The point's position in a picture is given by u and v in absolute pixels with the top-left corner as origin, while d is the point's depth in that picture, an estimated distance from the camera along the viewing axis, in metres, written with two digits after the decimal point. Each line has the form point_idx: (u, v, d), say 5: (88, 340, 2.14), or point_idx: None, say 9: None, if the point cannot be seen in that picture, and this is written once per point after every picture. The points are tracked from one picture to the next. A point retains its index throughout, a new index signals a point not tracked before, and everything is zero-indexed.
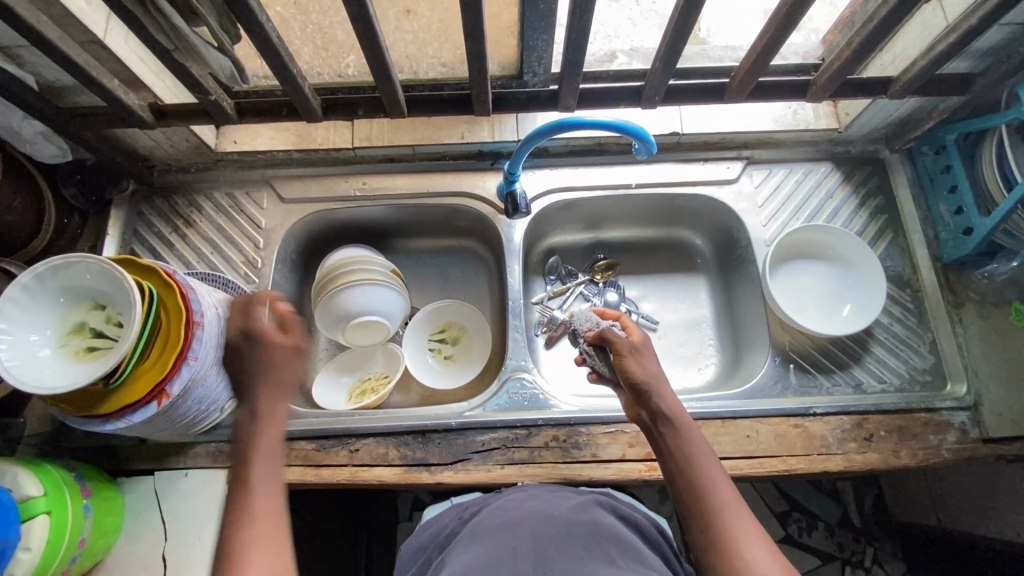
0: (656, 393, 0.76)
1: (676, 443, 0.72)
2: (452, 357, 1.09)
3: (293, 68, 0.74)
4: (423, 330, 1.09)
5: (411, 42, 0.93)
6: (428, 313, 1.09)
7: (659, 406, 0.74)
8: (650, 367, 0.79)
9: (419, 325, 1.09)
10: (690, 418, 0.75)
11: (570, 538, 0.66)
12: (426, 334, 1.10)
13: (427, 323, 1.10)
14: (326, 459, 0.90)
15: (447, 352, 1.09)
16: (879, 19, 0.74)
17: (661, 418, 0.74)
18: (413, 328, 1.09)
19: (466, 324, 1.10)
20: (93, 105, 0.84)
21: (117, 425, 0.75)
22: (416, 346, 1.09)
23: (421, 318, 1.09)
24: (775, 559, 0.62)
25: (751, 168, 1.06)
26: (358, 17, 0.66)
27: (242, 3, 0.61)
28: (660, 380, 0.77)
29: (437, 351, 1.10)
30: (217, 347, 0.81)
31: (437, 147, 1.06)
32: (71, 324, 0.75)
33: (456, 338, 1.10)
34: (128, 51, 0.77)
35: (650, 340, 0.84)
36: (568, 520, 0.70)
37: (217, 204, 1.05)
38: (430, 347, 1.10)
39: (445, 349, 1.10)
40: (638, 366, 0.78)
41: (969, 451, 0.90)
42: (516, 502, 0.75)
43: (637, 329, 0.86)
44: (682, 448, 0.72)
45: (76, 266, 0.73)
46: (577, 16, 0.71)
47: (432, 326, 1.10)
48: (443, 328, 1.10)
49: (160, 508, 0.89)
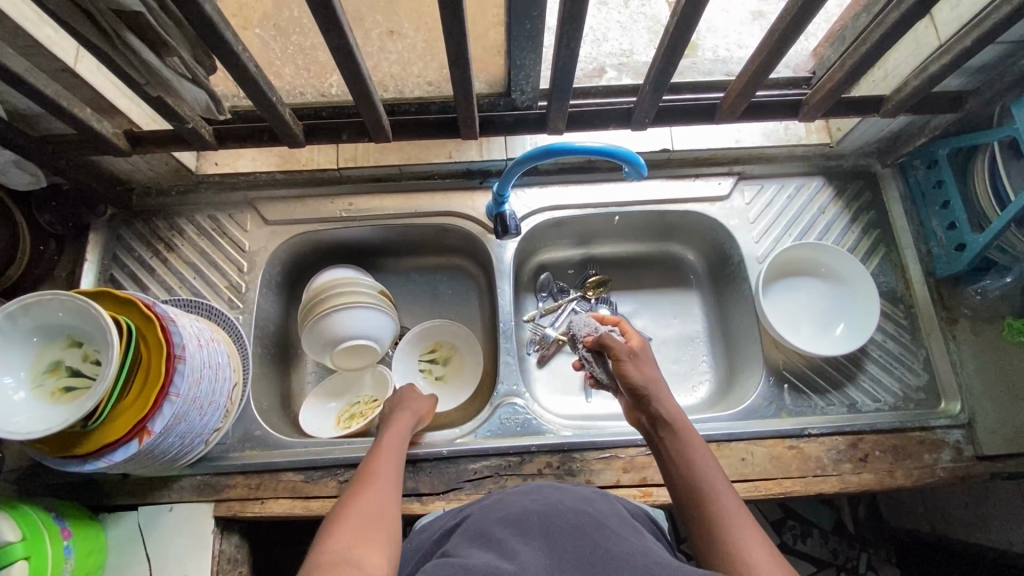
0: (655, 396, 0.77)
1: (677, 449, 0.73)
2: (444, 378, 1.07)
3: (274, 95, 0.72)
4: (413, 351, 1.08)
5: (396, 63, 0.88)
6: (418, 334, 1.07)
7: (657, 409, 0.76)
8: (648, 370, 0.80)
9: (407, 345, 1.07)
10: (689, 423, 0.76)
11: (576, 523, 0.65)
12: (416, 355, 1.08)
13: (417, 343, 1.08)
14: (315, 491, 0.88)
15: (438, 373, 1.07)
16: (872, 43, 0.73)
17: (661, 422, 0.75)
18: (403, 348, 1.07)
19: (456, 346, 1.08)
20: (63, 133, 0.81)
21: (97, 464, 0.73)
22: (405, 367, 1.07)
23: (410, 338, 1.07)
24: (778, 560, 0.60)
25: (742, 184, 1.05)
26: (338, 46, 0.64)
27: (214, 35, 0.58)
28: (659, 384, 0.79)
29: (428, 372, 1.08)
30: (200, 379, 0.79)
31: (425, 167, 1.04)
32: (47, 362, 0.73)
33: (447, 358, 1.08)
34: (101, 79, 0.75)
35: (648, 345, 0.86)
36: (572, 509, 0.68)
37: (199, 226, 1.03)
38: (420, 368, 1.08)
39: (435, 370, 1.08)
40: (637, 369, 0.80)
41: (964, 469, 0.89)
42: (520, 493, 0.72)
43: (636, 335, 0.87)
44: (682, 452, 0.72)
45: (49, 304, 0.71)
46: (565, 44, 0.70)
47: (421, 347, 1.08)
48: (433, 349, 1.08)
49: (144, 544, 0.86)
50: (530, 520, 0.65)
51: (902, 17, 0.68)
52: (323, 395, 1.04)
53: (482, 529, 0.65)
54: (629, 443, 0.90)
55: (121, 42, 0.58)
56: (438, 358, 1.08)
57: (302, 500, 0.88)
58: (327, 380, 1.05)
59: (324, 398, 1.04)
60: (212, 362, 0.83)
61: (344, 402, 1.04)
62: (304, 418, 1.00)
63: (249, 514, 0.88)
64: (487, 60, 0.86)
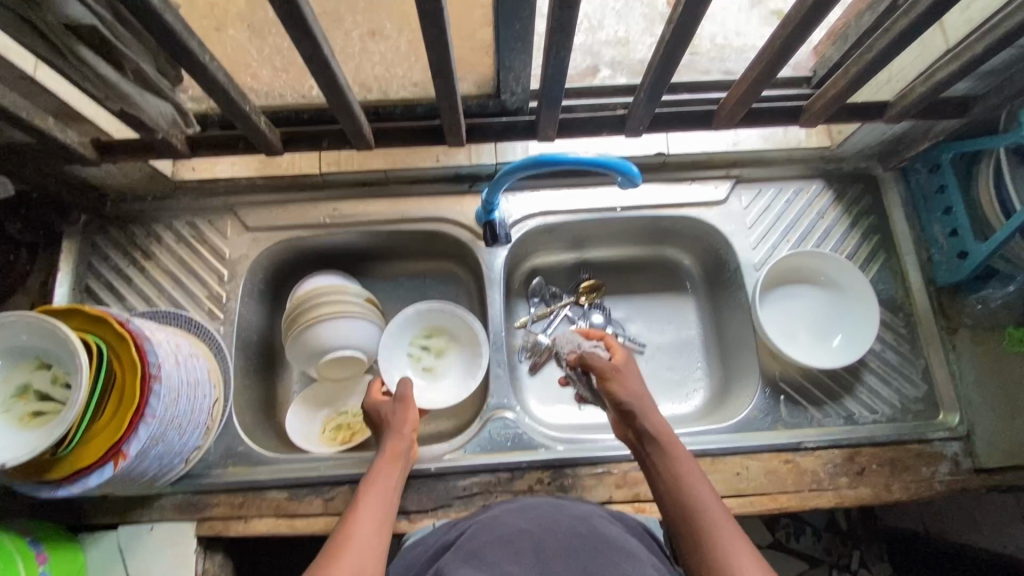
0: (641, 413, 0.75)
1: (662, 463, 0.71)
2: (425, 375, 0.99)
3: (246, 104, 0.68)
4: (432, 324, 1.01)
5: (378, 63, 0.83)
6: (457, 319, 0.99)
7: (642, 426, 0.74)
8: (637, 389, 0.78)
9: (430, 313, 1.00)
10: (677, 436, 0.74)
11: (569, 546, 0.63)
12: (430, 332, 1.01)
13: (452, 334, 1.01)
14: (300, 509, 0.86)
15: (424, 365, 1.00)
16: (878, 50, 0.70)
17: (648, 438, 0.73)
18: (434, 313, 1.00)
19: (460, 365, 1.00)
20: (24, 141, 0.77)
21: (71, 490, 0.70)
22: (399, 336, 0.99)
23: (445, 318, 1.00)
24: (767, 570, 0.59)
25: (740, 187, 1.02)
26: (312, 57, 0.60)
27: (178, 46, 0.55)
28: (645, 399, 0.77)
29: (416, 359, 1.00)
30: (176, 397, 0.76)
31: (411, 171, 1.00)
32: (15, 386, 0.70)
33: (441, 364, 1.00)
34: (65, 86, 0.71)
35: (632, 360, 0.84)
36: (566, 531, 0.65)
37: (178, 233, 0.99)
38: (417, 346, 1.00)
39: (425, 362, 1.00)
40: (625, 389, 0.77)
41: (961, 482, 0.88)
42: (515, 512, 0.70)
43: (619, 350, 0.86)
44: (669, 469, 0.70)
45: (13, 326, 0.68)
46: (554, 52, 0.66)
47: (443, 332, 1.01)
48: (446, 348, 1.01)
49: (125, 564, 0.84)
50: (521, 543, 0.63)
51: (911, 25, 0.65)
52: (310, 402, 1.00)
53: (473, 550, 0.63)
54: (621, 459, 0.88)
55: (76, 55, 0.55)
56: (438, 351, 1.01)
57: (287, 518, 0.86)
58: (315, 387, 1.01)
59: (311, 406, 1.00)
60: (191, 379, 0.80)
61: (333, 410, 1.01)
62: (289, 423, 0.97)
63: (233, 533, 0.86)
64: (475, 61, 0.83)
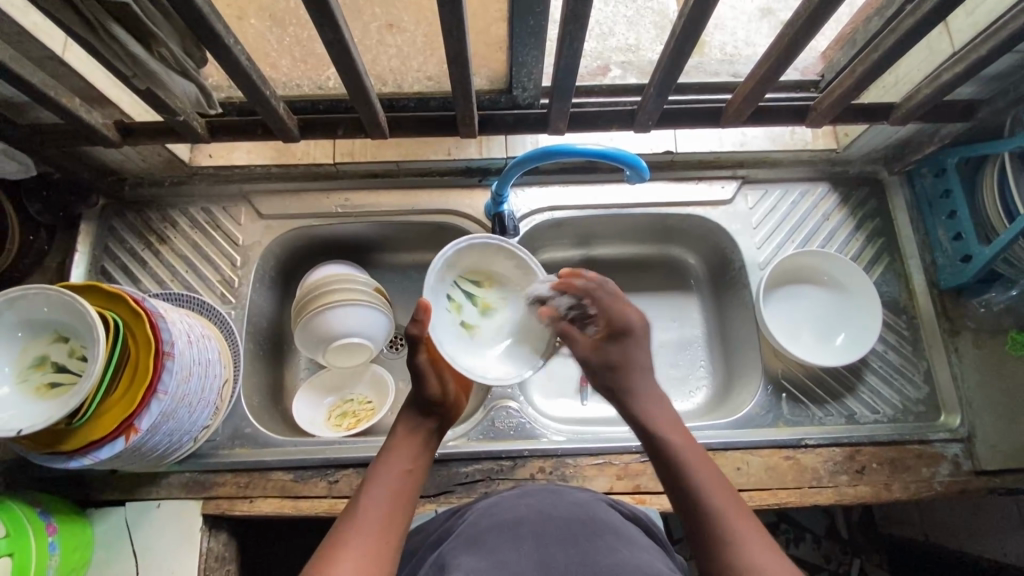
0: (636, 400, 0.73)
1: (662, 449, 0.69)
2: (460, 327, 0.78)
3: (267, 89, 0.70)
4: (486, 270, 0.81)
5: (395, 57, 0.84)
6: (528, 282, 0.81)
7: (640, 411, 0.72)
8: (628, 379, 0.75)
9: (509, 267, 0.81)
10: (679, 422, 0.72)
11: (568, 532, 0.63)
12: (481, 282, 0.81)
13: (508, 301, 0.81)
14: (304, 491, 0.88)
15: (462, 317, 0.79)
16: (884, 49, 0.71)
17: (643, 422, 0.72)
18: (514, 266, 0.81)
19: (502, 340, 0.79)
20: (51, 121, 0.79)
21: (84, 462, 0.71)
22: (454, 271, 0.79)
23: (516, 281, 0.81)
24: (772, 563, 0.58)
25: (745, 188, 1.03)
26: (333, 42, 0.62)
27: (204, 26, 0.57)
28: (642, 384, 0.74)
29: (457, 306, 0.79)
30: (188, 376, 0.77)
31: (423, 164, 1.02)
32: (32, 358, 0.72)
33: (480, 327, 0.79)
34: (91, 69, 0.73)
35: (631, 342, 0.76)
36: (566, 518, 0.66)
37: (194, 220, 1.01)
38: (462, 291, 0.80)
39: (464, 314, 0.79)
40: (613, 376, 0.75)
41: (961, 484, 0.89)
42: (513, 497, 0.71)
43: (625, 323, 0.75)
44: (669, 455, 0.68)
45: (34, 299, 0.70)
46: (567, 44, 0.67)
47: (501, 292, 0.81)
48: (493, 314, 0.80)
49: (131, 539, 0.86)
50: (521, 529, 0.64)
51: (916, 24, 0.66)
52: (315, 388, 1.02)
53: (475, 536, 0.64)
54: (622, 450, 0.89)
55: (107, 32, 0.57)
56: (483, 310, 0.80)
57: (291, 500, 0.87)
58: (320, 374, 1.02)
59: (318, 393, 1.02)
60: (203, 359, 0.81)
61: (339, 397, 1.02)
62: (295, 408, 0.98)
63: (238, 512, 0.87)
64: (489, 56, 0.82)
